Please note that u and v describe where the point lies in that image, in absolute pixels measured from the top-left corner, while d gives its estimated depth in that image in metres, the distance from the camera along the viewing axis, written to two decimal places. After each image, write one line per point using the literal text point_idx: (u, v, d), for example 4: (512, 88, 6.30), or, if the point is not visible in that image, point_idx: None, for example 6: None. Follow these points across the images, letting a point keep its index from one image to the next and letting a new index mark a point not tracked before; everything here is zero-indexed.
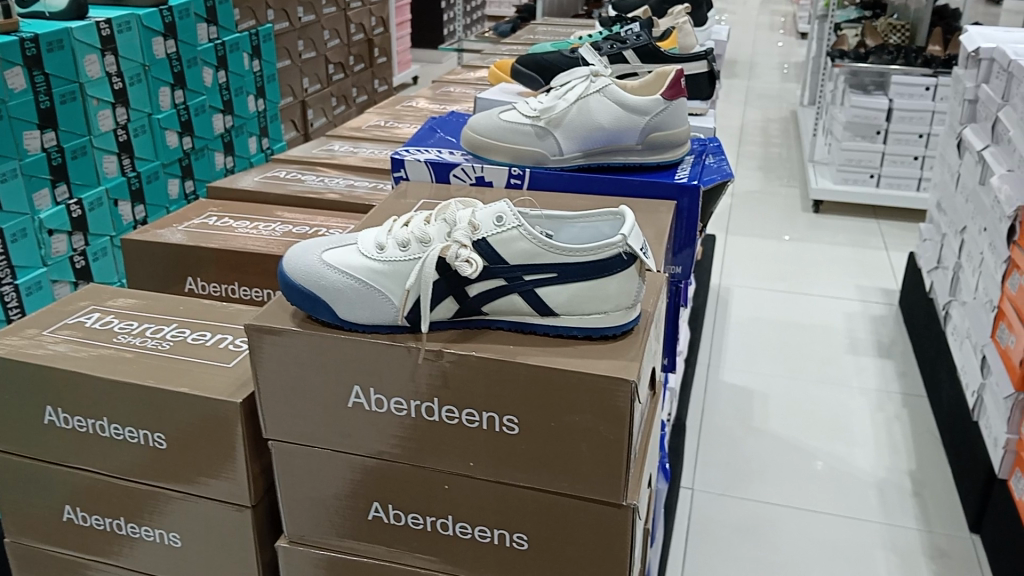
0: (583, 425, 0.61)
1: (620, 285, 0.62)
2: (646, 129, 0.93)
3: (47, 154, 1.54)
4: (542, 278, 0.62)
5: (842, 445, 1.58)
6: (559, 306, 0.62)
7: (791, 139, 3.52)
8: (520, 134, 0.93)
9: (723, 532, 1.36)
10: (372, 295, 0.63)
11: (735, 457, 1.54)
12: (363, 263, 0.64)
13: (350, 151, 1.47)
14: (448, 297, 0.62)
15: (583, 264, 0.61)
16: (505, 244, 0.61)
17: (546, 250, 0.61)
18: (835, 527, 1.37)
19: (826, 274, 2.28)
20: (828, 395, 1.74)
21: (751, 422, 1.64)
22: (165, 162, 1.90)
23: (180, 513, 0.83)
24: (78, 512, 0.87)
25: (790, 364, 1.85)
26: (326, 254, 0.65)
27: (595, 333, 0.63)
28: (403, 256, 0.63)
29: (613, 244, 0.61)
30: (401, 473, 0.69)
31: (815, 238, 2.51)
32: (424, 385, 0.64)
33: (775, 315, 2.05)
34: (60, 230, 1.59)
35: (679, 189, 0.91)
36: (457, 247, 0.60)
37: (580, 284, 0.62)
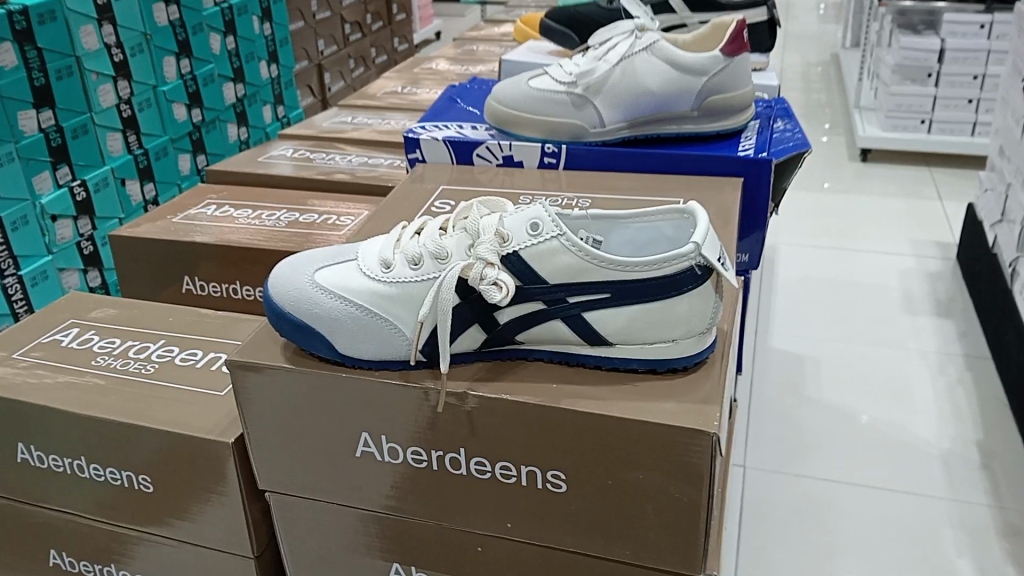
0: (648, 484, 0.49)
1: (692, 306, 0.49)
2: (703, 93, 0.79)
3: (45, 134, 1.42)
4: (592, 300, 0.49)
5: (899, 413, 1.35)
6: (612, 333, 0.49)
7: (834, 84, 3.31)
8: (553, 103, 0.79)
9: (777, 512, 1.14)
10: (378, 325, 0.50)
11: (786, 430, 1.31)
12: (364, 285, 0.51)
13: (365, 123, 1.33)
14: (472, 326, 0.50)
15: (643, 282, 0.48)
16: (543, 259, 0.48)
17: (597, 266, 0.48)
18: (897, 504, 1.16)
19: (877, 228, 2.06)
20: (883, 360, 1.51)
21: (803, 391, 1.41)
22: (174, 137, 1.77)
23: (177, 561, 0.72)
24: (65, 557, 0.77)
25: (844, 326, 1.63)
26: (319, 274, 0.52)
27: (660, 366, 0.50)
28: (415, 276, 0.50)
29: (683, 255, 0.48)
30: (424, 532, 0.57)
31: (862, 189, 2.31)
32: (448, 433, 0.52)
33: (825, 273, 1.84)
34: (64, 215, 1.48)
35: (743, 163, 0.76)
36: (482, 265, 0.48)
37: (640, 307, 0.49)
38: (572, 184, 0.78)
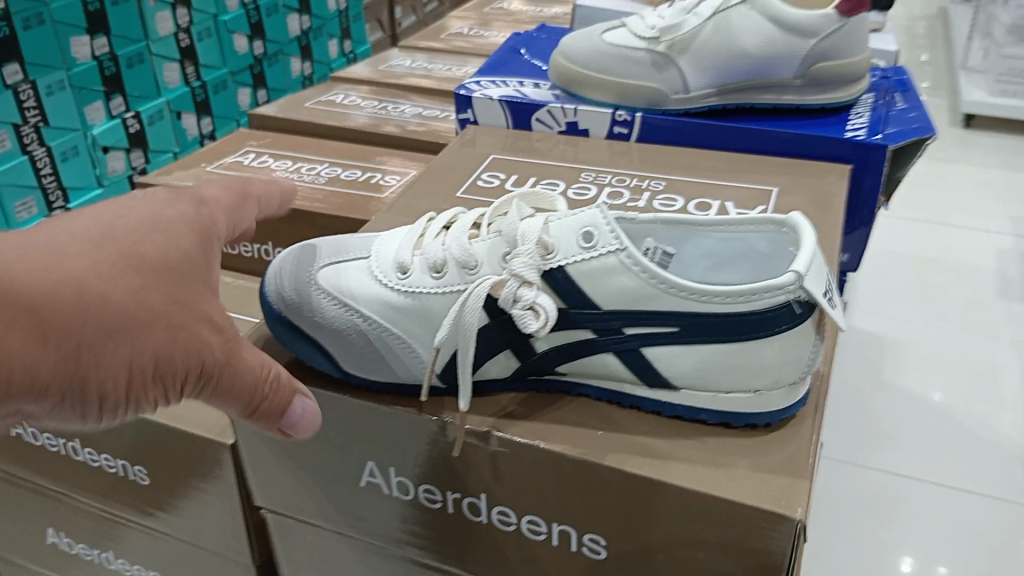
0: (710, 566, 0.38)
1: (784, 351, 0.39)
2: (808, 60, 0.66)
3: (99, 63, 1.23)
4: (655, 333, 0.39)
5: (986, 409, 1.17)
6: (676, 376, 0.40)
7: (939, 41, 3.05)
8: (629, 63, 0.67)
9: (842, 505, 1.00)
10: (388, 343, 0.41)
11: (861, 418, 1.15)
12: (376, 292, 0.42)
13: (423, 67, 1.23)
14: (503, 353, 0.41)
15: (723, 317, 0.38)
16: (595, 279, 0.39)
17: (665, 293, 0.38)
18: (971, 508, 0.99)
19: (976, 203, 1.84)
20: (972, 347, 1.32)
21: (881, 375, 1.25)
22: (235, 70, 1.55)
23: (176, 558, 0.64)
24: (63, 537, 0.70)
25: (934, 308, 1.44)
26: (321, 271, 0.43)
27: (736, 421, 0.40)
28: (439, 287, 0.41)
29: (782, 288, 0.37)
30: (439, 575, 0.49)
31: (961, 157, 2.09)
32: (466, 475, 0.42)
33: (915, 251, 1.64)
34: (116, 147, 1.31)
35: (852, 147, 0.64)
36: (517, 283, 0.39)
37: (715, 348, 0.39)
38: (644, 161, 0.67)
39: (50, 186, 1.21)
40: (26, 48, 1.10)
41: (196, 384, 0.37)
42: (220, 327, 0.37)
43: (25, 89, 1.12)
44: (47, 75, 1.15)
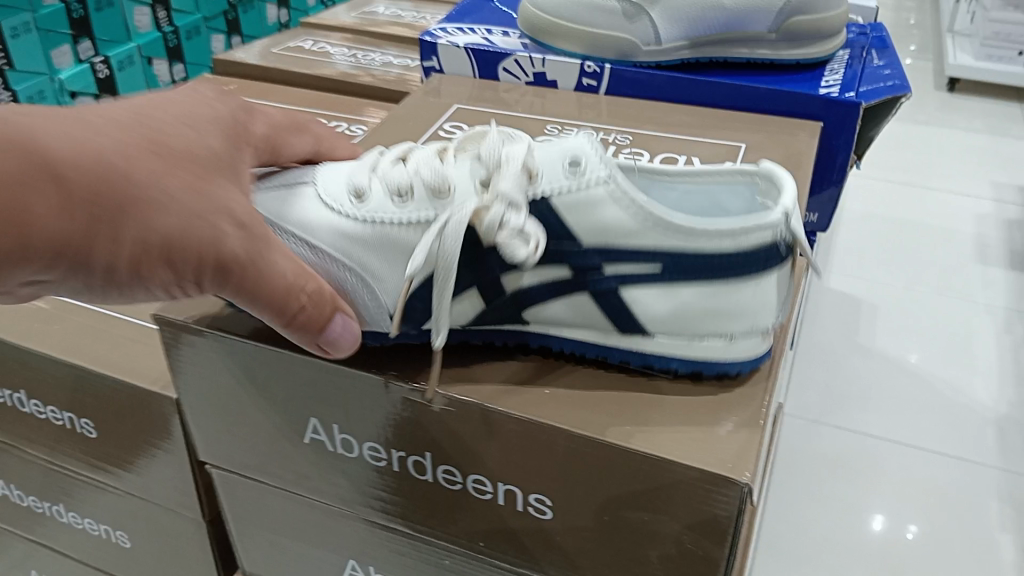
0: (655, 529, 0.38)
1: (762, 295, 0.39)
2: (785, 13, 0.65)
3: (66, 4, 1.18)
4: (640, 271, 0.39)
5: (958, 371, 1.17)
6: (655, 319, 0.39)
7: (928, 4, 3.02)
8: (600, 13, 0.65)
9: (812, 464, 1.00)
10: (343, 275, 0.40)
11: (834, 378, 1.15)
12: (335, 223, 0.40)
13: (396, 16, 1.19)
14: (470, 291, 0.39)
15: (710, 252, 0.38)
16: (586, 211, 0.38)
17: (657, 229, 0.38)
18: (942, 469, 1.00)
19: (957, 167, 1.83)
20: (948, 309, 1.32)
21: (857, 337, 1.24)
22: (208, 15, 1.47)
23: (128, 512, 0.63)
24: (13, 490, 0.68)
25: (911, 271, 1.44)
26: (272, 197, 0.41)
27: (707, 370, 0.40)
28: (405, 218, 0.40)
29: (770, 223, 0.37)
30: (386, 534, 0.48)
31: (946, 121, 2.08)
32: (412, 433, 0.41)
33: (896, 214, 1.63)
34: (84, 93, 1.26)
35: (824, 104, 0.62)
36: (502, 210, 0.37)
37: (698, 288, 0.39)
38: (613, 115, 0.65)
39: None
40: None
41: (215, 278, 0.36)
42: (243, 222, 0.36)
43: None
44: (10, 17, 1.11)
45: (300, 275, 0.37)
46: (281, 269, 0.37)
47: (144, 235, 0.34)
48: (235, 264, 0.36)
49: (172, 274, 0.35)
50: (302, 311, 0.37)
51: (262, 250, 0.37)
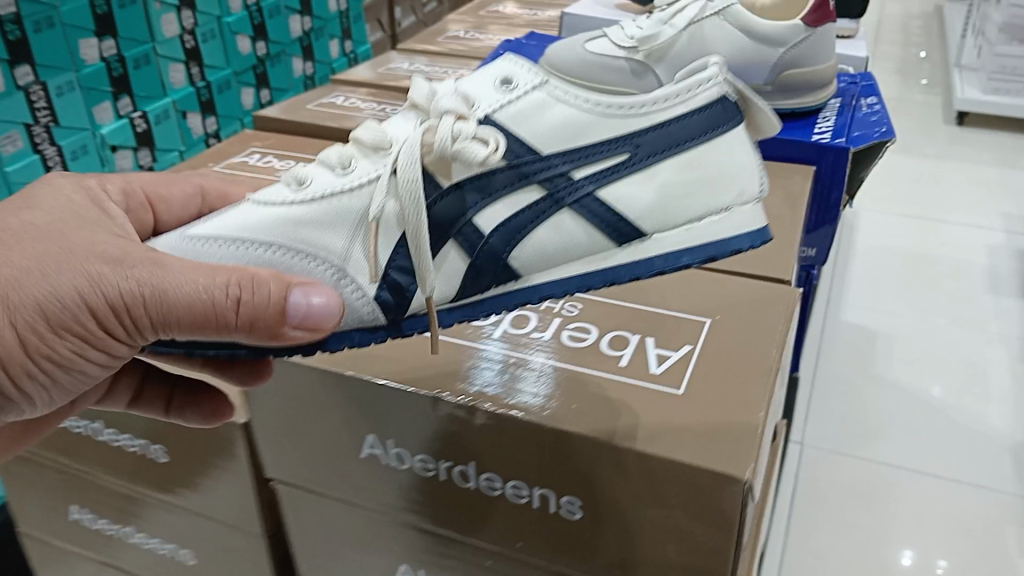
0: (672, 524, 0.44)
1: (736, 153, 0.49)
2: (779, 66, 0.72)
3: (106, 64, 1.24)
4: (610, 167, 0.49)
5: (974, 400, 1.23)
6: (644, 212, 0.48)
7: (936, 38, 3.09)
8: (611, 71, 0.72)
9: (831, 493, 1.06)
10: (307, 259, 0.48)
11: (851, 407, 1.21)
12: (284, 211, 0.49)
13: (422, 70, 1.27)
14: (451, 240, 0.48)
15: (650, 136, 0.49)
16: (538, 114, 0.49)
17: (604, 115, 0.48)
18: (961, 496, 1.05)
19: (968, 199, 1.89)
20: (963, 339, 1.38)
21: (872, 368, 1.30)
22: (238, 71, 1.57)
23: (189, 530, 0.70)
24: (86, 513, 0.76)
25: (922, 302, 1.49)
26: (214, 222, 0.49)
27: (718, 254, 0.48)
28: (348, 184, 0.49)
29: (698, 82, 0.48)
30: (431, 540, 0.54)
31: (956, 154, 2.14)
32: (457, 445, 0.48)
33: (907, 246, 1.68)
34: (124, 146, 1.30)
35: (817, 150, 0.69)
36: (452, 125, 0.47)
37: (673, 160, 0.48)
38: None
39: None
40: (36, 49, 1.10)
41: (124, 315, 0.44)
42: (117, 264, 0.45)
43: (35, 90, 1.12)
44: (56, 77, 1.15)
45: (213, 278, 0.43)
46: (180, 286, 0.43)
47: (44, 307, 0.44)
48: (135, 298, 0.44)
49: (103, 325, 0.45)
50: (224, 309, 0.43)
51: (155, 276, 0.44)
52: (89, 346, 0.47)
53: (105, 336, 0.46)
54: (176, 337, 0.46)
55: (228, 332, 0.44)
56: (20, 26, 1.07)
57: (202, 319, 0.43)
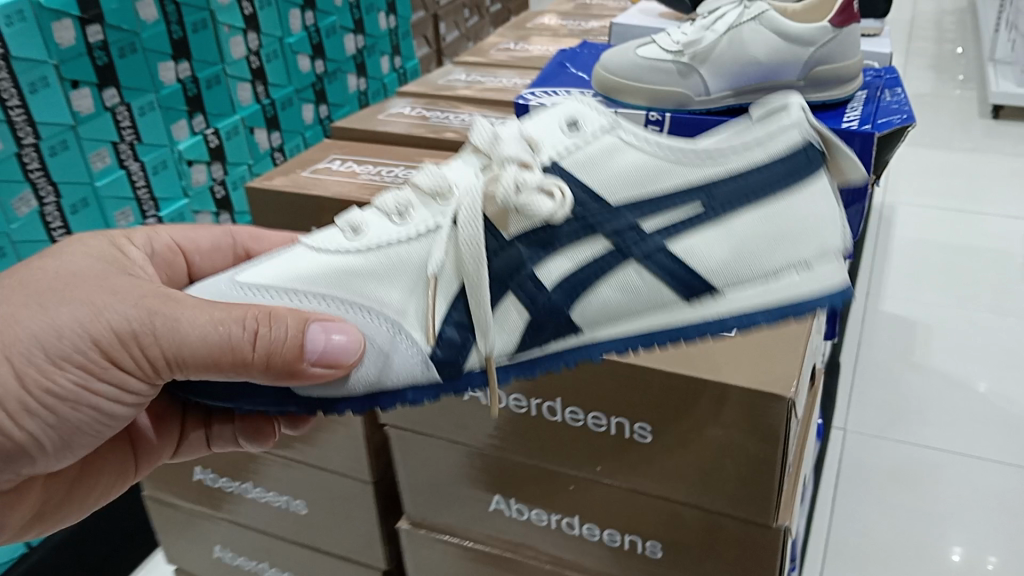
0: (727, 440, 0.54)
1: (813, 201, 0.53)
2: (810, 63, 0.81)
3: (183, 86, 1.25)
4: (683, 217, 0.53)
5: (1015, 385, 1.31)
6: (716, 268, 0.52)
7: (969, 34, 3.13)
8: (660, 72, 0.83)
9: (875, 478, 1.16)
10: (367, 313, 0.55)
11: (893, 396, 1.30)
12: (341, 262, 0.56)
13: (478, 80, 1.38)
14: (510, 295, 0.53)
15: (723, 182, 0.53)
16: (609, 160, 0.54)
17: (674, 162, 0.53)
18: (1004, 478, 1.14)
19: (1005, 191, 1.94)
20: (1004, 327, 1.45)
21: (912, 357, 1.39)
22: (300, 88, 1.56)
23: (304, 481, 0.80)
24: (208, 474, 0.87)
25: (961, 293, 1.56)
26: (282, 271, 0.56)
27: (794, 310, 0.51)
28: (409, 233, 0.56)
29: (776, 129, 0.52)
30: (522, 468, 0.64)
31: (992, 147, 2.19)
32: (547, 383, 0.58)
33: (945, 239, 1.74)
34: (199, 161, 1.30)
35: (845, 135, 0.78)
36: (516, 178, 0.53)
37: (749, 211, 0.52)
38: None
39: (142, 200, 1.20)
40: (121, 73, 1.13)
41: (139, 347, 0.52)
42: (132, 304, 0.53)
43: (120, 111, 1.14)
44: (136, 98, 1.16)
45: (230, 316, 0.51)
46: (194, 323, 0.51)
47: (59, 340, 0.53)
48: (150, 332, 0.52)
49: (114, 357, 0.53)
50: (240, 342, 0.51)
51: (161, 313, 0.52)
52: (100, 379, 0.54)
53: (114, 367, 0.53)
54: (191, 370, 0.53)
55: (245, 367, 0.51)
56: (106, 51, 1.10)
57: (220, 352, 0.51)
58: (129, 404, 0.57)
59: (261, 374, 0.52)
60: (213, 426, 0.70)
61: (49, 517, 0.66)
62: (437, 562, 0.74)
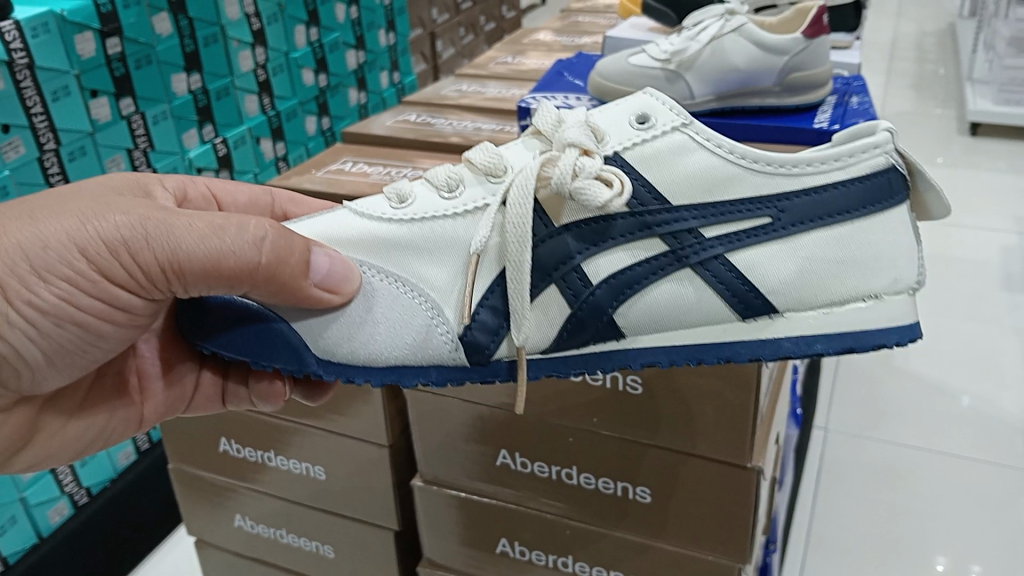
0: (708, 388, 0.65)
1: (887, 230, 0.58)
2: (784, 71, 0.91)
3: (193, 97, 1.31)
4: (751, 228, 0.58)
5: (990, 386, 1.39)
6: (779, 287, 0.57)
7: (949, 55, 3.24)
8: (649, 79, 0.93)
9: (854, 474, 1.24)
10: (412, 294, 0.61)
11: (873, 397, 1.39)
12: (388, 231, 0.62)
13: (478, 91, 1.47)
14: (553, 285, 0.59)
15: (801, 202, 0.58)
16: (678, 159, 0.59)
17: (747, 169, 0.58)
18: (976, 472, 1.22)
19: (981, 204, 2.04)
20: (978, 333, 1.54)
21: (892, 362, 1.47)
22: (303, 100, 1.64)
23: (323, 447, 0.88)
24: (233, 444, 0.94)
25: (939, 302, 1.64)
26: (342, 231, 0.62)
27: (858, 346, 0.56)
28: (457, 209, 0.61)
29: (863, 152, 0.58)
30: (527, 422, 0.73)
31: (971, 163, 2.29)
32: None
33: (924, 249, 1.83)
34: (208, 168, 1.36)
35: (817, 134, 0.88)
36: (574, 163, 0.58)
37: (816, 231, 0.58)
38: None
39: None
40: (137, 83, 1.19)
41: (135, 253, 0.57)
42: (128, 215, 0.58)
43: (136, 120, 1.20)
44: (151, 108, 1.23)
45: (237, 228, 0.57)
46: (194, 229, 0.57)
47: (52, 243, 0.57)
48: (150, 239, 0.57)
49: (103, 265, 0.58)
50: (241, 246, 0.56)
51: (155, 221, 0.58)
52: (86, 291, 0.59)
53: (103, 277, 0.58)
54: (189, 283, 0.58)
55: (243, 274, 0.56)
56: (123, 62, 1.16)
57: (222, 255, 0.56)
58: (114, 324, 0.62)
59: (259, 284, 0.57)
60: (230, 379, 0.76)
61: (39, 438, 0.70)
62: (446, 519, 0.82)
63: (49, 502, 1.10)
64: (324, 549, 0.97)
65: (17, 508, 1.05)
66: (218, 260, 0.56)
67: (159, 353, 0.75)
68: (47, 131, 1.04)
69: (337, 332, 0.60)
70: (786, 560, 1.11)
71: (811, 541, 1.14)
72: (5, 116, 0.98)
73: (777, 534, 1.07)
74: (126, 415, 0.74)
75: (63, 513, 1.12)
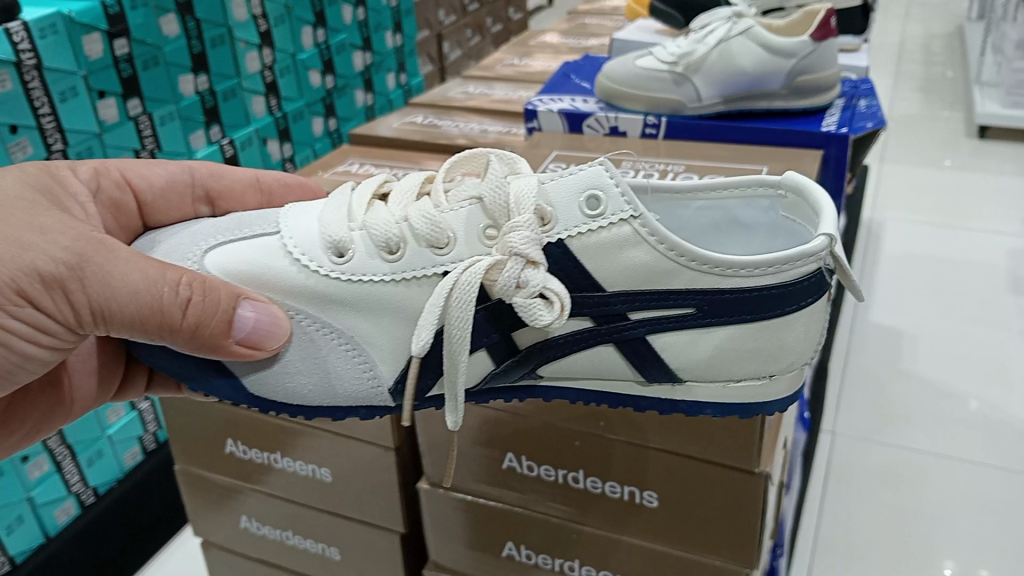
0: None
1: (800, 325, 0.62)
2: (792, 74, 0.92)
3: (201, 98, 1.32)
4: (675, 315, 0.61)
5: (997, 390, 1.39)
6: (687, 365, 0.62)
7: (956, 57, 3.23)
8: (656, 81, 0.95)
9: (863, 478, 1.23)
10: (344, 353, 0.63)
11: (877, 399, 1.38)
12: (325, 289, 0.63)
13: (485, 93, 1.47)
14: (480, 352, 0.61)
15: (729, 301, 0.60)
16: (619, 250, 0.60)
17: (683, 265, 0.59)
18: (983, 476, 1.21)
19: (989, 206, 2.03)
20: (984, 336, 1.53)
21: (898, 363, 1.47)
22: (310, 102, 1.65)
23: (329, 450, 0.88)
24: (239, 445, 0.94)
25: (947, 305, 1.64)
26: (279, 288, 0.63)
27: (742, 414, 0.64)
28: (399, 276, 0.62)
29: (805, 259, 0.59)
30: (531, 426, 0.73)
31: (978, 165, 2.28)
32: None
33: (930, 252, 1.83)
34: None
35: (825, 138, 0.89)
36: (517, 276, 0.58)
37: (735, 324, 0.61)
38: (669, 153, 0.91)
39: None
40: (145, 86, 1.19)
41: (66, 298, 0.58)
42: (62, 255, 0.58)
43: (142, 120, 1.20)
44: (158, 109, 1.23)
45: (169, 287, 0.58)
46: (127, 278, 0.58)
47: None
48: (84, 288, 0.58)
49: (32, 296, 0.58)
50: (171, 306, 0.57)
51: (93, 261, 0.58)
52: (13, 315, 0.59)
53: (30, 306, 0.58)
54: (115, 329, 0.60)
55: (170, 329, 0.58)
56: (131, 63, 1.16)
57: (151, 313, 0.58)
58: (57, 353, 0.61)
59: (182, 340, 0.59)
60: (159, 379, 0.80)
61: None
62: (450, 521, 0.82)
63: (56, 502, 1.10)
64: (330, 551, 0.96)
65: (24, 507, 1.06)
66: (145, 319, 0.58)
67: (93, 351, 0.76)
68: (54, 132, 1.04)
69: (274, 378, 0.63)
70: (792, 564, 1.11)
71: (818, 545, 1.13)
72: (10, 116, 0.98)
73: (784, 538, 1.07)
74: (54, 415, 0.77)
75: (70, 513, 1.13)
